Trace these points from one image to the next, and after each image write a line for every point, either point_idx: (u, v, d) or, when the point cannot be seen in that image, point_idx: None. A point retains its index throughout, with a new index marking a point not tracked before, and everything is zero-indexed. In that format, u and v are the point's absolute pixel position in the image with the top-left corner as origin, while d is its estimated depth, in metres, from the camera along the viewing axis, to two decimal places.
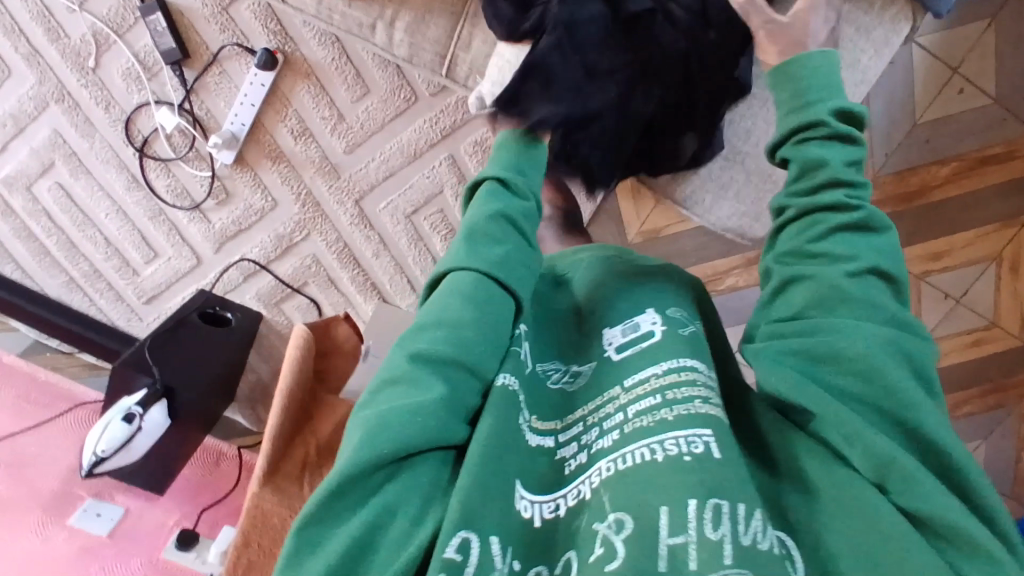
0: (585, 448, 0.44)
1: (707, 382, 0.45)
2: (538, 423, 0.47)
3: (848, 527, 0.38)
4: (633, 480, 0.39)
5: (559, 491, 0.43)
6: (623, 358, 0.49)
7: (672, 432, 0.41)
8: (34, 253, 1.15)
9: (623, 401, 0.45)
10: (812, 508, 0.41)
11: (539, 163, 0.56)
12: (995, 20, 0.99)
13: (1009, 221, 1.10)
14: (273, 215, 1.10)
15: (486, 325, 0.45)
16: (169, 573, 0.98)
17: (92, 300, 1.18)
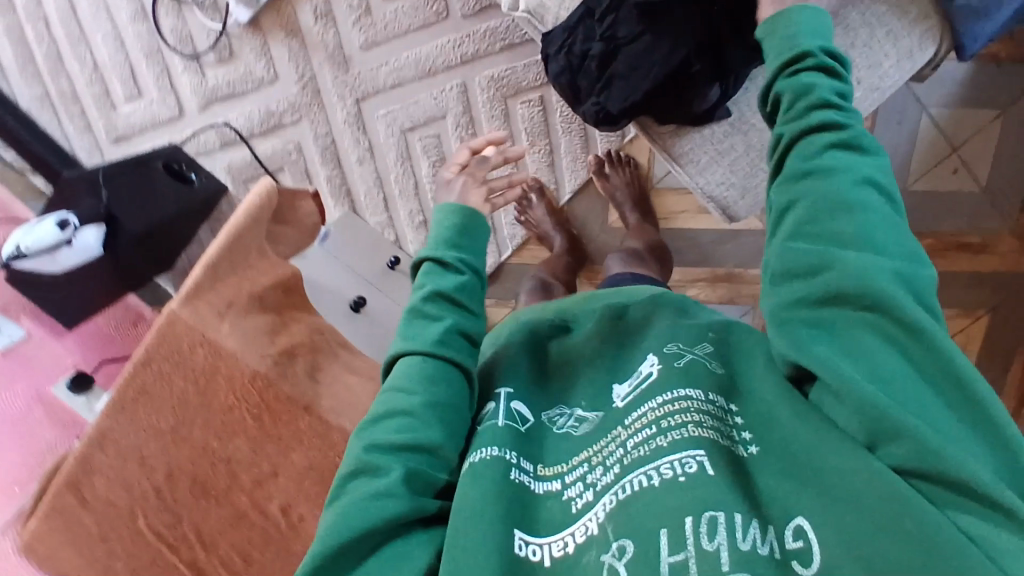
0: (591, 488, 0.42)
1: (712, 399, 0.44)
2: (541, 470, 0.46)
3: (824, 480, 0.36)
4: (631, 510, 0.39)
5: (559, 531, 0.42)
6: (626, 404, 0.47)
7: (669, 455, 0.40)
8: (18, 57, 1.10)
9: (627, 437, 0.44)
10: (805, 461, 0.38)
11: (473, 228, 0.57)
12: (1004, 112, 0.99)
13: (967, 313, 1.05)
14: (270, 89, 1.08)
15: (429, 406, 0.47)
16: (49, 408, 0.91)
17: (61, 123, 1.12)
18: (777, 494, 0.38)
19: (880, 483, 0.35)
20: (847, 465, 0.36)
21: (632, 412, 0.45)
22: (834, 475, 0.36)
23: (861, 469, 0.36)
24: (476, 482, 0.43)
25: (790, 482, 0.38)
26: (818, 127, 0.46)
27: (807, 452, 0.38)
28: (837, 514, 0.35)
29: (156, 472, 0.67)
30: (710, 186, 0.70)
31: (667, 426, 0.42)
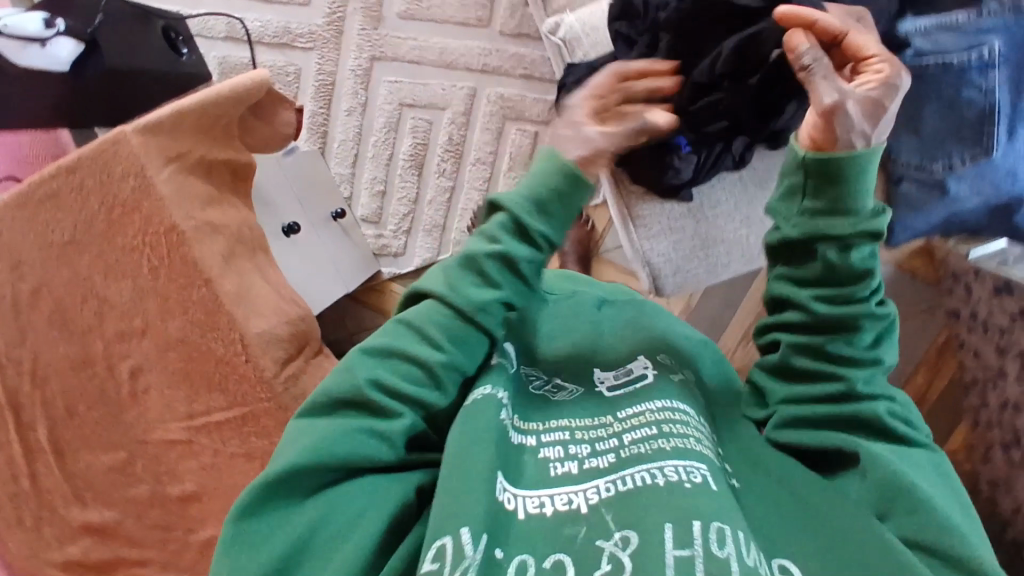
0: (574, 459, 0.42)
1: (689, 412, 0.45)
2: (520, 422, 0.45)
3: (824, 535, 0.37)
4: (633, 502, 0.37)
5: (539, 489, 0.41)
6: (617, 395, 0.47)
7: (672, 459, 0.39)
8: None
9: (616, 428, 0.44)
10: (814, 516, 0.38)
11: (573, 194, 0.44)
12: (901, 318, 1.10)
13: None
14: (297, 10, 1.10)
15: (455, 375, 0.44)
16: None
17: None
18: (768, 531, 0.38)
19: (880, 551, 0.35)
20: (849, 526, 0.37)
21: (623, 406, 0.46)
22: (845, 534, 0.37)
23: (862, 529, 0.36)
24: (473, 425, 0.42)
25: (777, 534, 0.37)
26: (813, 276, 0.44)
27: (806, 509, 0.38)
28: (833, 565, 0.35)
29: (25, 280, 0.67)
30: (651, 252, 0.76)
31: (668, 430, 0.42)
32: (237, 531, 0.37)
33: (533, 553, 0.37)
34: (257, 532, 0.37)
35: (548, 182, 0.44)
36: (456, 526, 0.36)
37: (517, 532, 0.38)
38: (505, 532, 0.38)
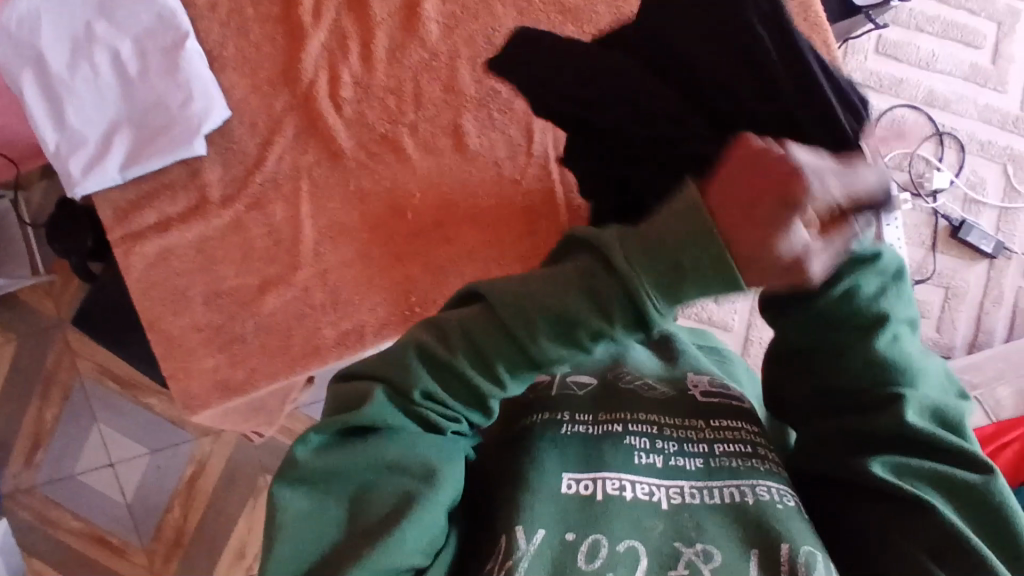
0: (656, 454, 0.68)
1: (750, 428, 0.72)
2: (600, 415, 0.72)
3: (784, 529, 0.62)
4: (707, 526, 0.62)
5: (623, 468, 0.66)
6: (704, 400, 0.75)
7: (763, 482, 0.66)
8: None
9: (698, 437, 0.70)
10: (702, 533, 0.62)
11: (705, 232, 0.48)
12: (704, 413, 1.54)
13: None
14: None
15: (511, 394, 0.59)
16: None
17: None
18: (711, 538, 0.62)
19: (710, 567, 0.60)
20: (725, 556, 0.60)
21: (710, 414, 0.74)
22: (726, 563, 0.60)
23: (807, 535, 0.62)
24: (547, 454, 0.67)
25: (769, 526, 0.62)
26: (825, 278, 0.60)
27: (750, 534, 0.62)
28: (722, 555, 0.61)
29: None
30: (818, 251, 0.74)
31: (746, 463, 0.68)
32: (324, 446, 0.59)
33: (605, 534, 0.61)
34: (331, 460, 0.58)
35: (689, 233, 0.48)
36: (523, 523, 0.61)
37: (594, 516, 0.62)
38: (575, 521, 0.62)
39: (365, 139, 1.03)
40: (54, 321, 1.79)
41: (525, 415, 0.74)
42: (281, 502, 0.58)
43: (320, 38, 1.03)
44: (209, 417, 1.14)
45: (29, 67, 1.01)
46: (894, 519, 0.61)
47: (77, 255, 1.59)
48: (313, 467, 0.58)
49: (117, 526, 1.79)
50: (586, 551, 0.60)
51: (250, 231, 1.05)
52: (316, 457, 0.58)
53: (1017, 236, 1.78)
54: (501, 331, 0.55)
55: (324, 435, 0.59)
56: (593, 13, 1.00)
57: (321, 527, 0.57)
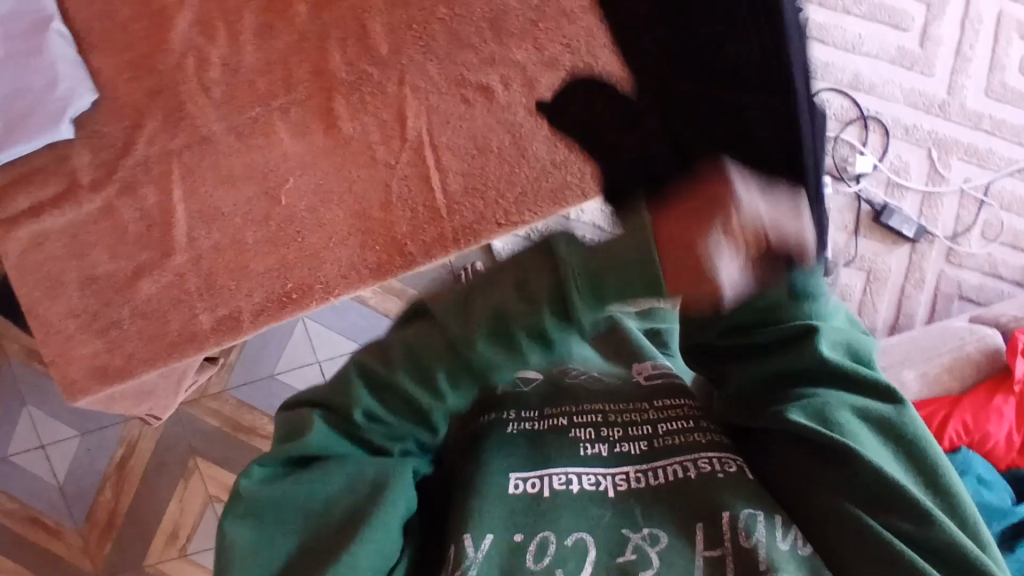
0: (603, 441, 0.66)
1: (680, 400, 0.71)
2: (548, 411, 0.71)
3: (734, 497, 0.59)
4: (653, 511, 0.60)
5: (569, 456, 0.65)
6: (649, 385, 0.75)
7: (707, 453, 0.63)
8: None
9: (641, 421, 0.68)
10: (652, 515, 0.60)
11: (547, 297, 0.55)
12: None
13: None
14: None
15: (444, 412, 0.64)
16: None
17: None
18: (655, 522, 0.59)
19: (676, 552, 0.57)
20: (679, 536, 0.58)
21: (654, 396, 0.72)
22: (685, 552, 0.57)
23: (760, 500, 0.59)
24: (497, 456, 0.65)
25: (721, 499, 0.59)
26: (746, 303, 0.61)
27: (715, 494, 0.59)
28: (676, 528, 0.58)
29: None
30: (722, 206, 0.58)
31: (685, 431, 0.66)
32: (271, 477, 0.62)
33: (552, 532, 0.58)
34: (282, 487, 0.61)
35: (635, 255, 0.50)
36: (471, 531, 0.59)
37: (537, 514, 0.60)
38: (523, 522, 0.59)
39: (236, 122, 1.01)
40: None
41: (475, 414, 0.74)
42: (226, 533, 0.59)
43: (186, 18, 1.00)
44: (95, 402, 1.13)
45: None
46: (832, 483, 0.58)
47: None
48: (258, 501, 0.60)
49: (51, 507, 1.79)
50: (533, 551, 0.57)
51: (122, 216, 1.03)
52: (264, 488, 0.61)
53: (940, 220, 1.79)
54: (440, 351, 0.60)
55: (266, 467, 0.63)
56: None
57: (280, 542, 0.59)
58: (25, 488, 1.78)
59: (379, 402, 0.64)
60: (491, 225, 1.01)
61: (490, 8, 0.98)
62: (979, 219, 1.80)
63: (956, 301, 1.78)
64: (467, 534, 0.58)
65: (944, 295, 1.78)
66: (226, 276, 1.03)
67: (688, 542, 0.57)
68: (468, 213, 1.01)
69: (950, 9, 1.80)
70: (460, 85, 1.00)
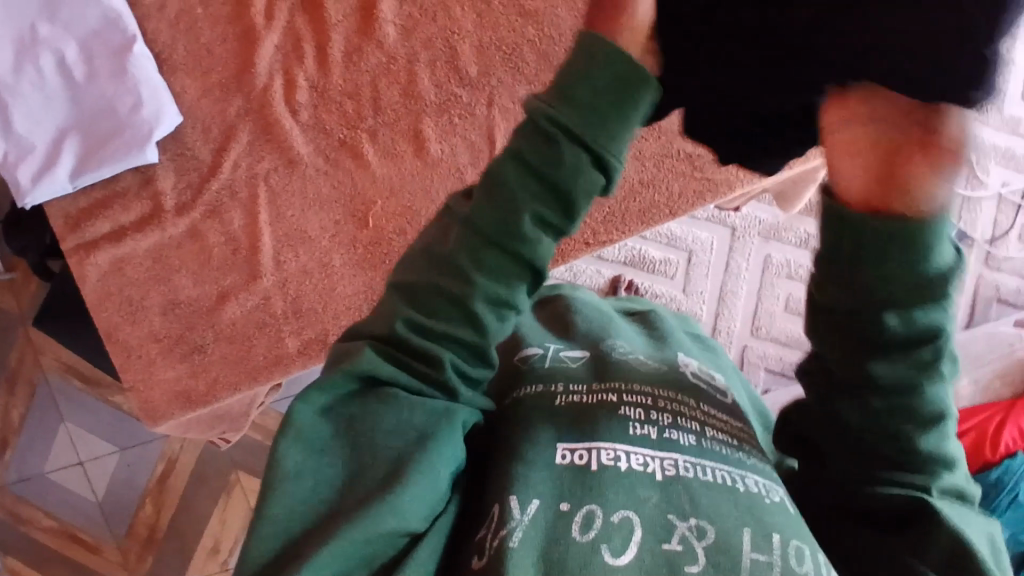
0: (649, 425, 0.66)
1: (719, 411, 0.73)
2: (595, 387, 0.73)
3: (773, 518, 0.60)
4: (701, 501, 0.59)
5: (616, 432, 0.65)
6: (692, 380, 0.78)
7: (752, 477, 0.65)
8: None
9: (688, 415, 0.69)
10: (700, 509, 0.59)
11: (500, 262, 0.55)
12: None
13: None
14: None
15: (487, 301, 0.56)
16: None
17: None
18: (707, 515, 0.58)
19: (722, 548, 0.56)
20: (727, 533, 0.57)
21: (700, 397, 0.74)
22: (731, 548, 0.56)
23: (793, 520, 0.61)
24: (541, 434, 0.66)
25: (761, 516, 0.60)
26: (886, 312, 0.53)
27: (752, 509, 0.60)
28: (722, 524, 0.58)
29: None
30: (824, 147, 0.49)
31: (728, 448, 0.67)
32: (324, 410, 0.57)
33: (599, 508, 0.58)
34: (339, 423, 0.56)
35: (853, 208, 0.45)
36: (518, 494, 0.59)
37: (585, 488, 0.60)
38: (569, 493, 0.59)
39: (324, 145, 1.01)
40: (15, 319, 1.75)
41: (520, 388, 0.76)
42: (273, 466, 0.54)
43: (273, 41, 1.00)
44: (171, 426, 1.12)
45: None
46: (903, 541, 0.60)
47: (33, 252, 1.57)
48: (312, 429, 0.55)
49: (90, 523, 1.77)
50: (579, 522, 0.57)
51: (206, 240, 1.03)
52: (317, 420, 0.56)
53: (978, 226, 1.80)
54: (466, 242, 0.56)
55: (326, 398, 0.57)
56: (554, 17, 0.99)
57: (321, 468, 0.54)
58: (67, 504, 1.77)
59: (412, 306, 0.58)
60: (580, 244, 1.01)
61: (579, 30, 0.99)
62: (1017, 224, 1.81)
63: (996, 305, 1.80)
64: (513, 500, 0.58)
65: (984, 299, 1.80)
66: (310, 297, 1.02)
67: (730, 535, 0.57)
68: None
69: None
70: None
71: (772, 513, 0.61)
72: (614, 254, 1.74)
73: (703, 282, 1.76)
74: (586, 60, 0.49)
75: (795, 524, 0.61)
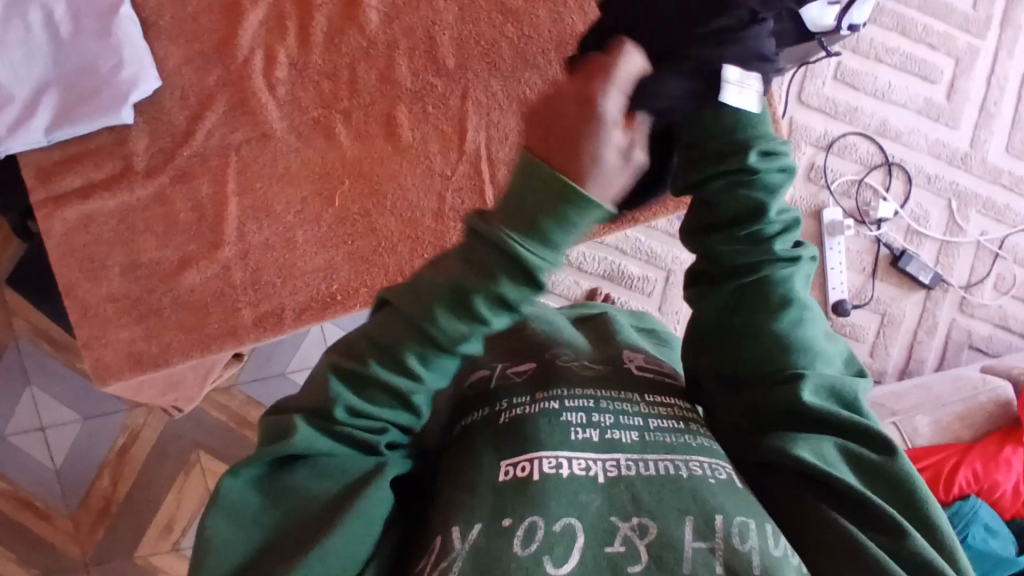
0: (591, 428, 0.66)
1: (663, 400, 0.72)
2: (538, 396, 0.72)
3: (714, 496, 0.60)
4: (643, 498, 0.59)
5: (558, 438, 0.65)
6: (640, 375, 0.76)
7: (698, 458, 0.64)
8: None
9: (632, 412, 0.69)
10: (641, 506, 0.59)
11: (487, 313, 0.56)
12: None
13: None
14: None
15: (427, 395, 0.62)
16: None
17: None
18: (649, 513, 0.58)
19: (663, 547, 0.56)
20: (669, 524, 0.57)
21: (646, 390, 0.73)
22: (673, 542, 0.56)
23: (739, 501, 0.61)
24: (484, 455, 0.66)
25: (705, 494, 0.60)
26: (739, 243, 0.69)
27: (693, 489, 0.60)
28: (663, 514, 0.58)
29: None
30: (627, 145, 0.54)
31: (676, 433, 0.67)
32: (252, 479, 0.60)
33: (541, 521, 0.58)
34: (267, 490, 0.60)
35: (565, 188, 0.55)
36: (459, 523, 0.59)
37: (525, 498, 0.59)
38: (509, 506, 0.59)
39: (297, 121, 1.03)
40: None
41: (470, 412, 0.75)
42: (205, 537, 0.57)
43: (258, 16, 1.02)
44: (123, 389, 1.12)
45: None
46: (813, 494, 0.63)
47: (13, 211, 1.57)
48: (238, 500, 0.59)
49: (43, 490, 1.76)
50: (522, 536, 0.57)
51: (174, 205, 1.04)
52: (246, 489, 0.60)
53: (955, 271, 1.82)
54: (401, 333, 0.58)
55: (254, 468, 0.61)
56: (532, 17, 1.01)
57: (255, 533, 0.59)
58: (22, 466, 1.75)
59: (359, 394, 0.61)
60: None
61: (557, 32, 1.01)
62: (993, 272, 1.83)
63: (966, 350, 1.81)
64: (455, 525, 0.59)
65: (955, 343, 1.81)
66: (271, 270, 1.03)
67: (670, 531, 0.57)
68: None
69: (977, 66, 1.84)
70: (521, 102, 1.01)
71: (715, 492, 0.60)
72: (592, 266, 1.74)
73: (679, 302, 1.77)
74: (549, 188, 0.51)
75: (739, 503, 0.60)
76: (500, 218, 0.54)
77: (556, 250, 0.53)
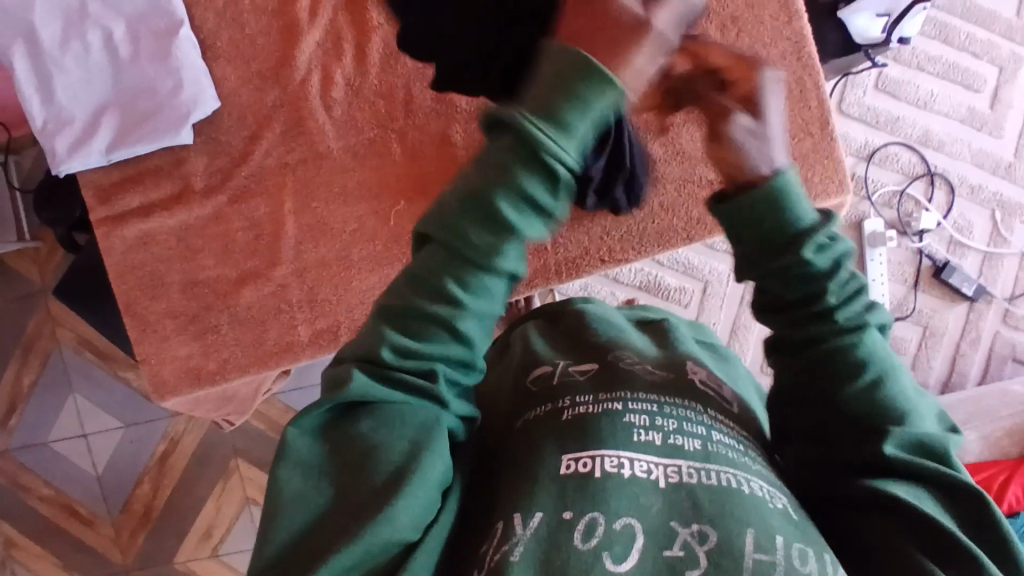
0: (657, 431, 0.66)
1: (724, 413, 0.72)
2: (602, 397, 0.72)
3: (774, 519, 0.58)
4: (704, 504, 0.58)
5: (623, 438, 0.64)
6: (702, 385, 0.76)
7: (762, 481, 0.62)
8: None
9: (695, 420, 0.68)
10: (703, 514, 0.58)
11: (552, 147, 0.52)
12: None
13: None
14: None
15: (473, 318, 0.57)
16: None
17: None
18: (710, 519, 0.57)
19: (719, 560, 0.54)
20: (730, 535, 0.56)
21: (706, 401, 0.72)
22: (733, 551, 0.55)
23: (793, 518, 0.60)
24: (548, 455, 0.65)
25: (768, 518, 0.58)
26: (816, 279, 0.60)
27: (754, 508, 0.59)
28: (724, 525, 0.56)
29: None
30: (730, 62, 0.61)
31: (738, 449, 0.66)
32: (315, 433, 0.57)
33: (599, 519, 0.57)
34: (332, 443, 0.57)
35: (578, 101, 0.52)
36: (522, 510, 0.60)
37: (585, 495, 0.60)
38: (571, 500, 0.59)
39: (353, 141, 1.04)
40: (36, 287, 1.79)
41: (531, 409, 0.76)
42: (274, 491, 0.55)
43: (315, 38, 1.04)
44: (179, 403, 1.14)
45: (19, 41, 1.01)
46: (900, 535, 0.57)
47: (62, 225, 1.60)
48: (305, 450, 0.56)
49: (87, 497, 1.79)
50: (580, 530, 0.57)
51: (232, 223, 1.05)
52: (309, 445, 0.56)
53: (999, 282, 1.79)
54: (443, 259, 0.56)
55: (314, 420, 0.57)
56: None
57: (316, 493, 0.54)
58: (68, 472, 1.79)
59: (402, 332, 0.57)
60: (594, 259, 1.03)
61: None
62: None
63: (1010, 363, 1.78)
64: (516, 513, 0.60)
65: (998, 356, 1.78)
66: (326, 287, 1.04)
67: (731, 541, 0.55)
68: (572, 246, 1.03)
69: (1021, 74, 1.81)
70: None
71: (773, 519, 0.58)
72: (629, 278, 1.74)
73: (718, 313, 1.76)
74: (559, 78, 0.50)
75: (800, 527, 0.59)
76: (521, 105, 0.52)
77: (570, 135, 0.51)
